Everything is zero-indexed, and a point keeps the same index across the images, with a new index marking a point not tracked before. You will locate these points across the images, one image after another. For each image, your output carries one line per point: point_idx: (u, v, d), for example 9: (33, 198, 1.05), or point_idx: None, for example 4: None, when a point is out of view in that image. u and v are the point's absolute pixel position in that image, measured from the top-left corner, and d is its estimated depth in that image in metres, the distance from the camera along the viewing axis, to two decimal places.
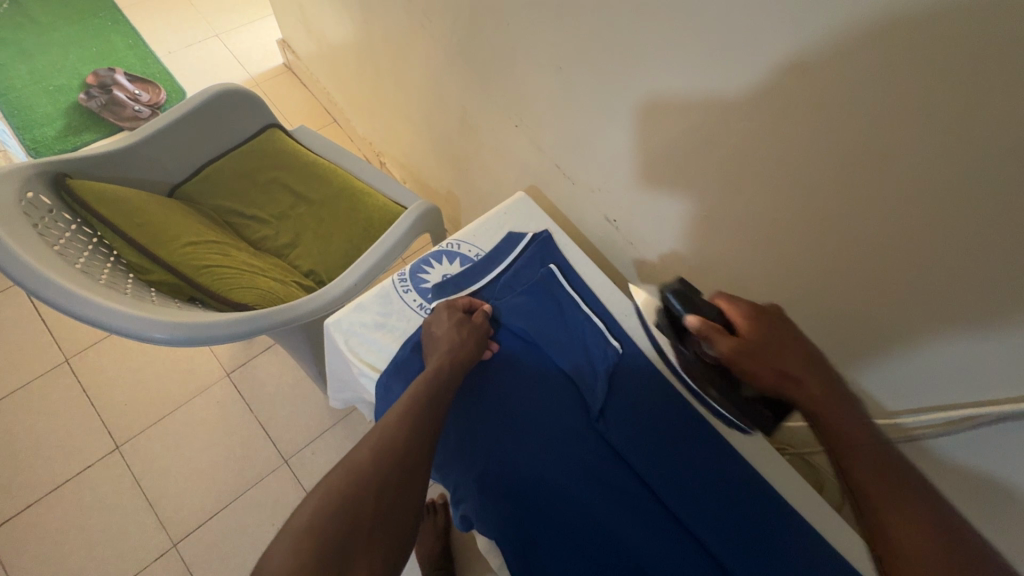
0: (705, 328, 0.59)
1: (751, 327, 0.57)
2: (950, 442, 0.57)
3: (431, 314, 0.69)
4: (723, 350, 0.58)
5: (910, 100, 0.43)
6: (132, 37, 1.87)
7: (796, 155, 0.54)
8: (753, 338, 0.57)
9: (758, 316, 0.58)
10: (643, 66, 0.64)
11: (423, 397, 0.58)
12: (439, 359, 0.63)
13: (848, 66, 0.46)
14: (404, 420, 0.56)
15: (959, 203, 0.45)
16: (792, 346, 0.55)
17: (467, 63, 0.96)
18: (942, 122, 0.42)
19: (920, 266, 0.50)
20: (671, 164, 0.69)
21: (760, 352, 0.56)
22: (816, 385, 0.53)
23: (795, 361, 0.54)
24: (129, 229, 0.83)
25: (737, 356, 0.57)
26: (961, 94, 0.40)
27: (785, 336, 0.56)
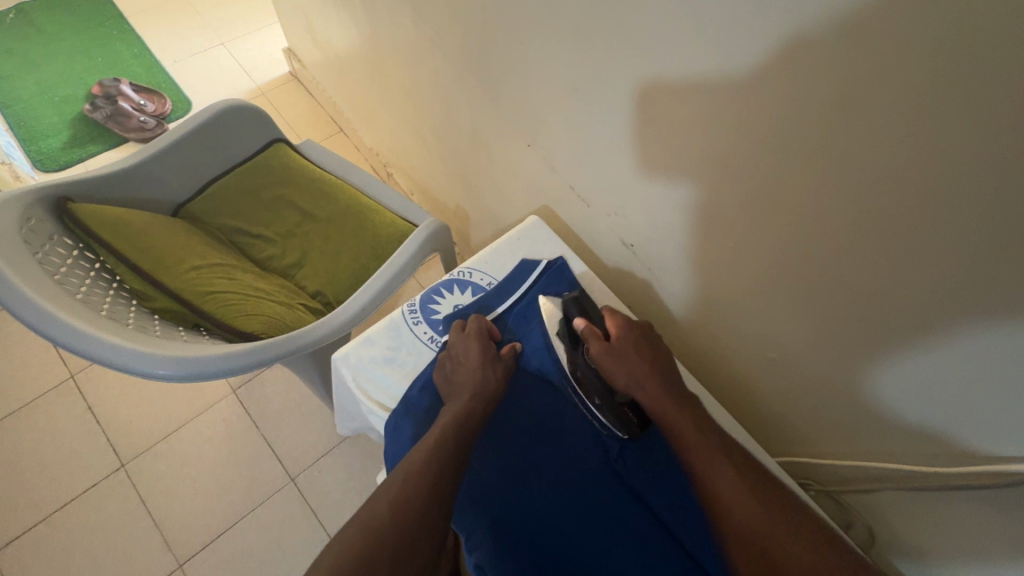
0: (588, 330, 0.66)
1: (622, 335, 0.66)
2: (995, 493, 0.54)
3: (453, 341, 0.66)
4: (596, 354, 0.65)
5: (959, 141, 0.40)
6: (138, 46, 1.86)
7: (831, 189, 0.51)
8: (623, 344, 0.65)
9: (629, 329, 0.67)
10: (664, 93, 0.61)
11: (442, 443, 0.55)
12: (468, 401, 0.60)
13: (893, 103, 0.42)
14: (421, 464, 0.53)
15: (1015, 250, 0.41)
16: (646, 355, 0.65)
17: (476, 79, 0.93)
18: (994, 167, 0.39)
19: (969, 311, 0.47)
20: (692, 192, 0.66)
21: (627, 356, 0.64)
22: (660, 386, 0.62)
23: (643, 366, 0.64)
24: (131, 254, 0.81)
25: (609, 358, 0.65)
26: (1020, 138, 0.37)
27: (642, 346, 0.66)
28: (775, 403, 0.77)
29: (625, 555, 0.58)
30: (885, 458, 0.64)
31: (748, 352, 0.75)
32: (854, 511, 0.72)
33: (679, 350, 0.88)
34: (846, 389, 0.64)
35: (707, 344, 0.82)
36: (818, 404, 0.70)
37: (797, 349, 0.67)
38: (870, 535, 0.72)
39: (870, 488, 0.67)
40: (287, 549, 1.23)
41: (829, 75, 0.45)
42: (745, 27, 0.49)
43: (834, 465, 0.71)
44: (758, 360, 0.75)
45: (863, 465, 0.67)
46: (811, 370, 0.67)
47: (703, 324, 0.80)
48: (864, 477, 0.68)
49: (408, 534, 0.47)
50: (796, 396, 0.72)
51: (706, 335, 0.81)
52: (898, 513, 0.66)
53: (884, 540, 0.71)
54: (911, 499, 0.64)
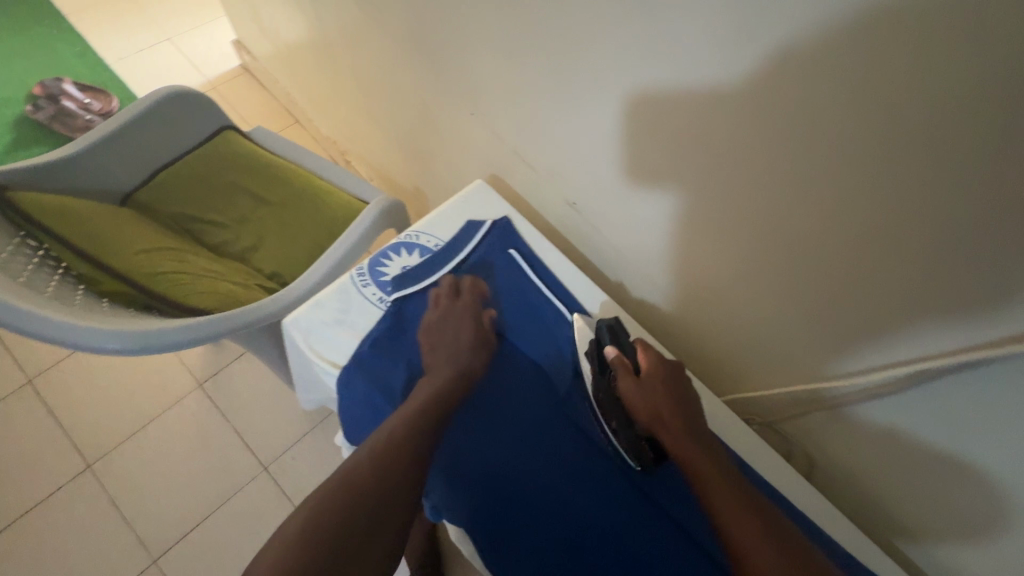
0: (617, 362, 0.63)
1: (654, 372, 0.63)
2: (906, 395, 0.59)
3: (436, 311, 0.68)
4: (625, 386, 0.62)
5: (838, 59, 0.44)
6: (80, 44, 1.81)
7: (738, 122, 0.55)
8: (655, 381, 0.62)
9: (662, 366, 0.64)
10: (588, 43, 0.64)
11: (411, 415, 0.57)
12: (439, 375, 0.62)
13: (781, 31, 0.46)
14: (390, 438, 0.54)
15: (893, 156, 0.45)
16: (676, 393, 0.62)
17: (419, 53, 0.95)
18: (867, 81, 0.43)
19: (862, 224, 0.51)
20: (623, 141, 0.70)
21: (657, 393, 0.62)
22: (684, 429, 0.59)
23: (670, 404, 0.61)
24: (74, 239, 0.80)
25: (637, 393, 0.62)
26: (884, 49, 0.41)
27: (672, 383, 0.63)
28: (716, 345, 0.81)
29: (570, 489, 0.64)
30: (812, 381, 0.69)
31: (690, 298, 0.79)
32: (793, 438, 0.77)
33: (628, 305, 0.92)
34: (774, 320, 0.68)
35: (652, 294, 0.86)
36: (752, 340, 0.74)
37: (729, 287, 0.71)
38: (809, 460, 0.77)
39: (801, 412, 0.72)
40: (264, 536, 1.24)
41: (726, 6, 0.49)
42: None
43: (768, 396, 0.76)
44: (696, 304, 0.79)
45: (793, 391, 0.72)
46: (742, 306, 0.71)
47: (647, 275, 0.84)
48: (795, 402, 0.72)
49: (381, 497, 0.49)
50: (733, 334, 0.76)
51: (651, 286, 0.85)
52: (827, 433, 0.71)
53: (821, 464, 0.76)
54: (839, 418, 0.68)
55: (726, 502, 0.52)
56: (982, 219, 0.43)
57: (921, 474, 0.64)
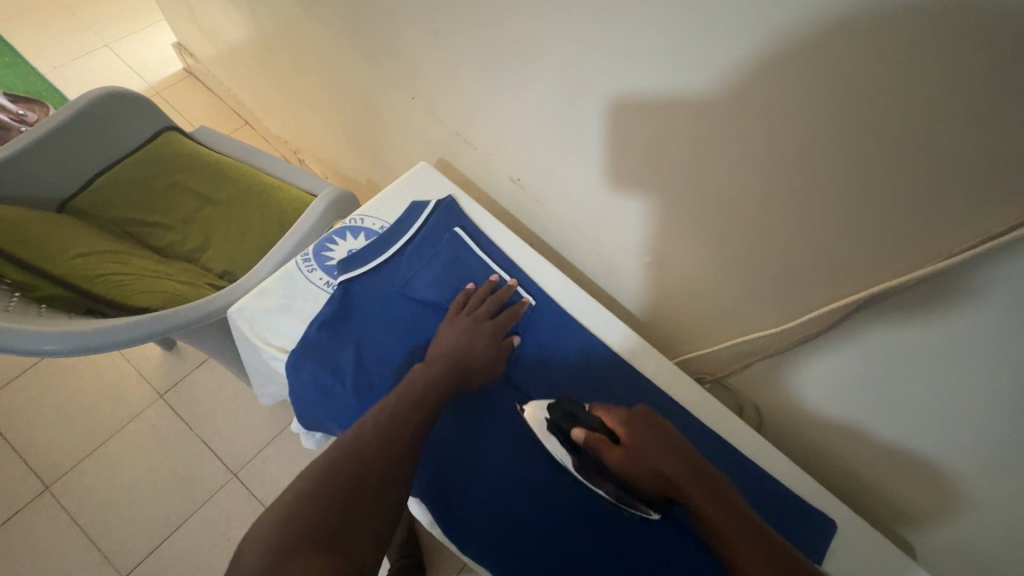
0: (591, 439, 0.59)
1: (630, 429, 0.59)
2: (837, 335, 0.61)
3: (447, 319, 0.69)
4: (615, 462, 0.58)
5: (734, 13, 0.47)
6: (10, 55, 1.74)
7: (664, 81, 0.57)
8: (637, 443, 0.58)
9: (632, 418, 0.60)
10: (516, 17, 0.66)
11: (399, 406, 0.55)
12: (427, 373, 0.60)
13: None
14: (378, 425, 0.52)
15: (802, 100, 0.48)
16: (664, 439, 0.58)
17: (356, 41, 0.94)
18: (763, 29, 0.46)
19: (782, 170, 0.54)
20: (558, 111, 0.71)
21: (648, 456, 0.57)
22: (688, 471, 0.55)
23: (665, 459, 0.56)
24: (6, 244, 0.78)
25: (629, 465, 0.57)
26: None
27: (655, 430, 0.59)
28: (665, 311, 0.83)
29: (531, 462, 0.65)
30: (750, 334, 0.71)
31: (634, 265, 0.81)
32: (741, 393, 0.80)
33: (580, 279, 0.93)
34: (712, 278, 0.71)
35: (602, 266, 0.88)
36: (696, 302, 0.76)
37: (669, 250, 0.73)
38: (758, 413, 0.79)
39: (744, 366, 0.75)
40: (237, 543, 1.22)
41: None
42: None
43: (715, 355, 0.78)
44: (642, 271, 0.81)
45: (736, 345, 0.74)
46: (682, 267, 0.74)
47: (595, 246, 0.85)
48: (738, 356, 0.75)
49: (359, 495, 0.46)
50: (679, 298, 0.79)
51: (599, 258, 0.87)
52: (771, 384, 0.74)
53: (768, 416, 0.79)
54: (778, 368, 0.71)
55: (730, 529, 0.50)
56: (879, 155, 0.46)
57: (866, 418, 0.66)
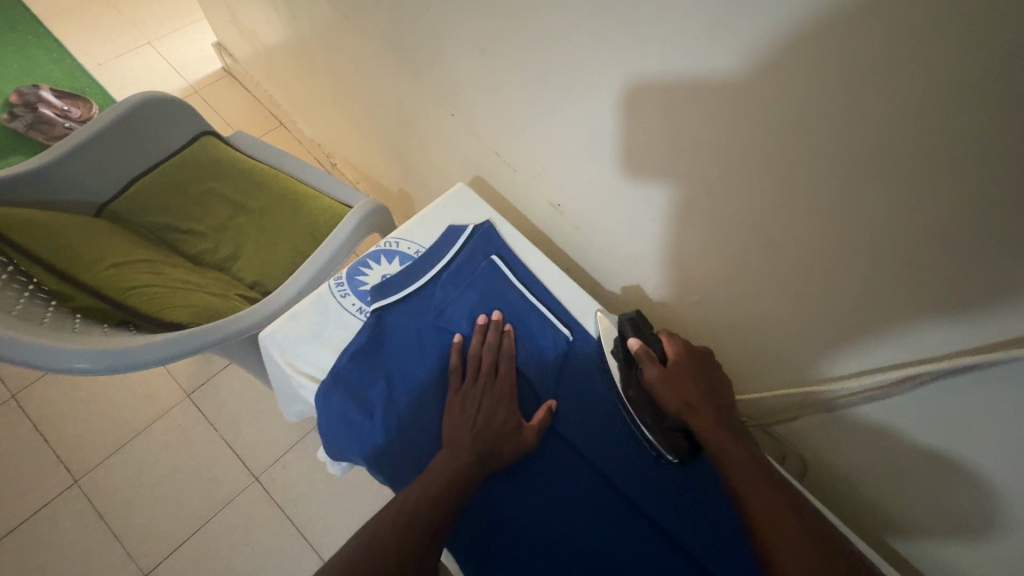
0: (642, 351, 0.62)
1: (682, 359, 0.62)
2: (901, 399, 0.58)
3: (457, 364, 0.65)
4: (650, 376, 0.61)
5: (816, 61, 0.43)
6: (57, 51, 1.78)
7: (726, 124, 0.53)
8: (680, 368, 0.61)
9: (691, 352, 0.63)
10: (569, 43, 0.62)
11: (432, 490, 0.54)
12: (454, 450, 0.58)
13: (760, 28, 0.45)
14: (410, 508, 0.52)
15: (886, 157, 0.44)
16: (708, 382, 0.61)
17: (398, 54, 0.92)
18: (849, 79, 0.42)
19: (854, 224, 0.50)
20: (605, 141, 0.67)
21: (683, 383, 0.60)
22: (717, 417, 0.58)
23: (699, 394, 0.59)
24: (45, 254, 0.78)
25: (662, 384, 0.61)
26: (865, 47, 0.40)
27: (706, 370, 0.62)
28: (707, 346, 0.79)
29: (566, 507, 0.62)
30: (806, 385, 0.67)
31: (677, 299, 0.77)
32: (785, 441, 0.76)
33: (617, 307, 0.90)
34: (766, 323, 0.67)
35: (641, 297, 0.84)
36: (743, 343, 0.72)
37: (718, 289, 0.69)
38: (802, 462, 0.75)
39: (792, 416, 0.71)
40: (256, 547, 1.22)
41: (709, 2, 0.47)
42: None
43: (760, 400, 0.75)
44: (686, 306, 0.77)
45: (790, 394, 0.70)
46: (731, 307, 0.70)
47: (636, 277, 0.82)
48: (790, 405, 0.71)
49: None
50: (723, 337, 0.75)
51: (640, 288, 0.83)
52: (821, 436, 0.70)
53: (813, 465, 0.75)
54: (827, 421, 0.68)
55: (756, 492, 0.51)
56: (975, 220, 0.42)
57: (930, 484, 0.62)
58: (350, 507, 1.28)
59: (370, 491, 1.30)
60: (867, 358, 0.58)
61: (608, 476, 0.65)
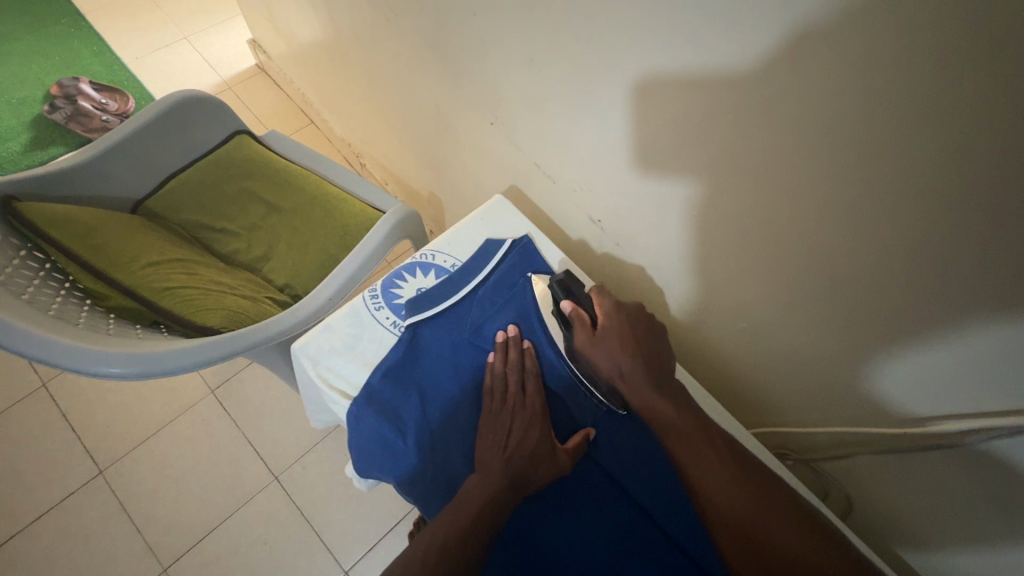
0: (573, 314, 0.63)
1: (609, 320, 0.62)
2: (973, 452, 0.53)
3: (490, 378, 0.63)
4: (580, 340, 0.62)
5: (900, 95, 0.39)
6: (97, 44, 1.80)
7: (794, 150, 0.49)
8: (608, 329, 0.61)
9: (618, 311, 0.63)
10: (621, 59, 0.59)
11: (463, 516, 0.52)
12: (486, 472, 0.56)
13: (838, 61, 0.41)
14: (442, 536, 0.50)
15: (981, 200, 0.39)
16: (636, 338, 0.61)
17: (437, 59, 0.90)
18: (936, 119, 0.39)
19: (934, 267, 0.46)
20: (652, 160, 0.64)
21: (611, 345, 0.60)
22: (648, 379, 0.58)
23: (627, 353, 0.60)
24: (81, 252, 0.78)
25: (592, 347, 0.61)
26: (960, 85, 0.36)
27: (633, 327, 0.62)
28: (751, 372, 0.76)
29: (600, 541, 0.59)
30: (863, 425, 0.63)
31: (721, 323, 0.74)
32: (831, 478, 0.71)
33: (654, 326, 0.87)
34: (819, 355, 0.63)
35: (680, 317, 0.81)
36: (792, 373, 0.69)
37: (767, 318, 0.66)
38: (848, 502, 0.71)
39: (841, 453, 0.67)
40: (274, 547, 1.22)
41: (786, 22, 0.43)
42: None
43: (806, 433, 0.71)
44: (731, 331, 0.73)
45: (841, 431, 0.66)
46: (780, 337, 0.67)
47: (676, 298, 0.79)
48: (841, 442, 0.67)
49: None
50: (769, 366, 0.71)
51: (679, 309, 0.80)
52: (873, 477, 0.66)
53: (861, 505, 0.70)
54: (882, 462, 0.64)
55: (703, 462, 0.52)
56: None
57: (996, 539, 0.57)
58: (369, 511, 1.27)
59: (390, 496, 1.29)
60: (932, 402, 0.55)
61: (647, 512, 0.62)
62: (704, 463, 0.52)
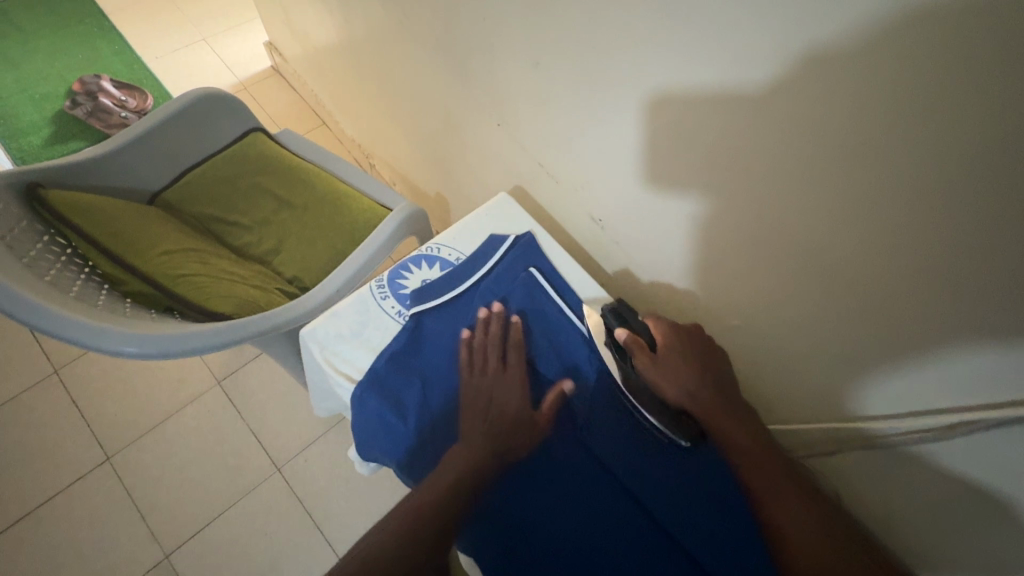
0: (633, 341, 0.65)
1: (670, 344, 0.65)
2: (956, 448, 0.55)
3: (466, 353, 0.65)
4: (644, 365, 0.64)
5: (883, 101, 0.42)
6: (119, 43, 1.86)
7: (788, 150, 0.51)
8: (669, 353, 0.65)
9: (674, 335, 0.66)
10: (623, 63, 0.62)
11: (445, 486, 0.55)
12: (467, 445, 0.58)
13: (824, 68, 0.44)
14: (425, 504, 0.53)
15: (962, 201, 0.41)
16: (695, 360, 0.64)
17: (448, 62, 0.94)
18: (917, 124, 0.41)
19: (916, 266, 0.47)
20: (653, 162, 0.67)
21: (676, 369, 0.64)
22: (717, 404, 0.62)
23: (695, 378, 0.63)
24: (101, 238, 0.81)
25: (656, 371, 0.64)
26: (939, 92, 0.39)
27: (689, 349, 0.65)
28: (745, 372, 0.78)
29: (592, 527, 0.61)
30: (850, 421, 0.65)
31: (717, 323, 0.76)
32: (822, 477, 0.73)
33: None
34: (809, 354, 0.65)
35: (678, 318, 0.83)
36: (785, 372, 0.71)
37: (761, 317, 0.68)
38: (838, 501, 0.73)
39: (832, 452, 0.69)
40: (274, 538, 1.24)
41: (781, 28, 0.45)
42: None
43: (798, 432, 0.73)
44: (726, 330, 0.75)
45: (831, 429, 0.68)
46: (773, 336, 0.68)
47: (674, 298, 0.81)
48: (831, 440, 0.69)
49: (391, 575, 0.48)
50: (764, 364, 0.73)
51: (677, 310, 0.82)
52: (862, 475, 0.68)
53: (850, 504, 0.72)
54: (871, 460, 0.66)
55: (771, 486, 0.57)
56: None
57: (980, 540, 0.59)
58: (368, 505, 1.29)
59: (389, 490, 1.31)
60: (896, 402, 0.58)
61: (630, 491, 0.64)
62: (772, 490, 0.56)
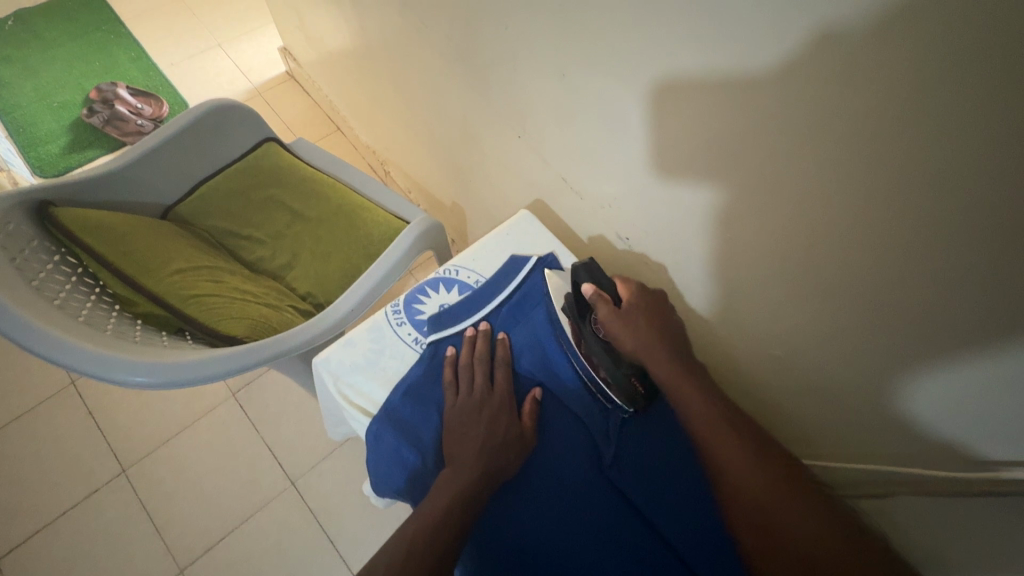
0: (597, 295, 0.64)
1: (633, 301, 0.64)
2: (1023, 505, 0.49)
3: (450, 367, 0.64)
4: (606, 318, 0.63)
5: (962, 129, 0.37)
6: (135, 50, 1.86)
7: (844, 170, 0.46)
8: (632, 308, 0.64)
9: (640, 295, 0.65)
10: (656, 78, 0.57)
11: (438, 512, 0.51)
12: (459, 467, 0.55)
13: (891, 90, 0.40)
14: (418, 531, 0.49)
15: None
16: (655, 321, 0.63)
17: (466, 71, 0.90)
18: (1003, 155, 0.36)
19: (995, 306, 0.42)
20: (687, 181, 0.63)
21: (636, 323, 0.63)
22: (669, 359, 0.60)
23: (651, 334, 0.62)
24: (112, 257, 0.79)
25: (618, 324, 0.63)
26: None
27: (653, 311, 0.64)
28: (784, 401, 0.73)
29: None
30: (903, 462, 0.60)
31: (754, 349, 0.71)
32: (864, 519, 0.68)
33: None
34: (859, 389, 0.60)
35: (710, 341, 0.78)
36: (829, 404, 0.66)
37: (804, 347, 0.63)
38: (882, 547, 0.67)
39: (877, 494, 0.64)
40: (288, 554, 1.22)
41: (840, 36, 0.40)
42: (735, 9, 0.46)
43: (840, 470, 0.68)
44: (764, 358, 0.71)
45: (878, 470, 0.62)
46: (818, 367, 0.64)
47: (707, 322, 0.76)
48: (875, 481, 0.63)
49: None
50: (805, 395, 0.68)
51: (709, 333, 0.77)
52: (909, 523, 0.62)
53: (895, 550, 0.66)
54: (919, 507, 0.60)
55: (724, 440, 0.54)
56: None
57: None
58: (383, 521, 1.26)
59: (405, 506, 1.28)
60: (944, 409, 0.52)
61: (655, 526, 0.60)
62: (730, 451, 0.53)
